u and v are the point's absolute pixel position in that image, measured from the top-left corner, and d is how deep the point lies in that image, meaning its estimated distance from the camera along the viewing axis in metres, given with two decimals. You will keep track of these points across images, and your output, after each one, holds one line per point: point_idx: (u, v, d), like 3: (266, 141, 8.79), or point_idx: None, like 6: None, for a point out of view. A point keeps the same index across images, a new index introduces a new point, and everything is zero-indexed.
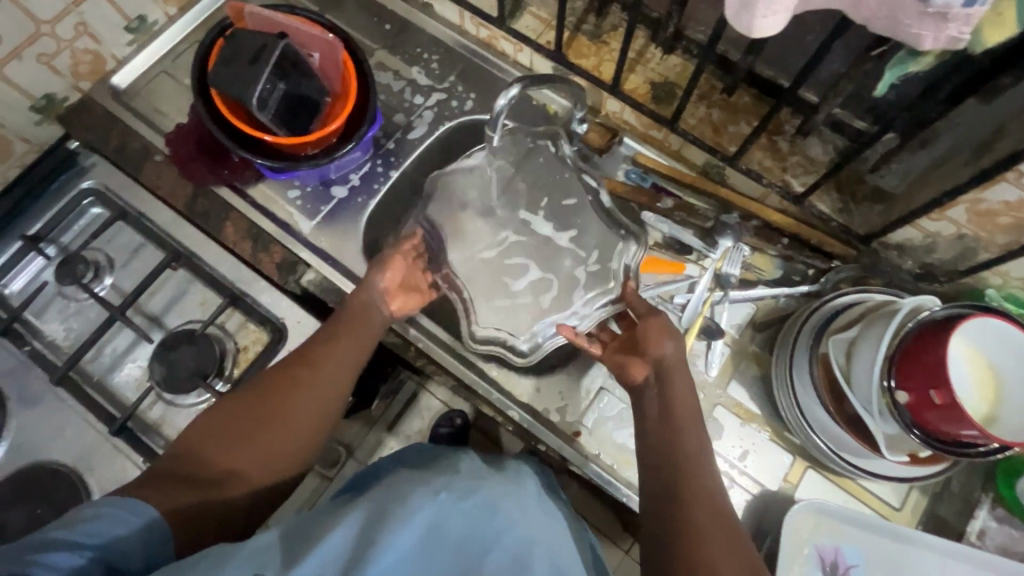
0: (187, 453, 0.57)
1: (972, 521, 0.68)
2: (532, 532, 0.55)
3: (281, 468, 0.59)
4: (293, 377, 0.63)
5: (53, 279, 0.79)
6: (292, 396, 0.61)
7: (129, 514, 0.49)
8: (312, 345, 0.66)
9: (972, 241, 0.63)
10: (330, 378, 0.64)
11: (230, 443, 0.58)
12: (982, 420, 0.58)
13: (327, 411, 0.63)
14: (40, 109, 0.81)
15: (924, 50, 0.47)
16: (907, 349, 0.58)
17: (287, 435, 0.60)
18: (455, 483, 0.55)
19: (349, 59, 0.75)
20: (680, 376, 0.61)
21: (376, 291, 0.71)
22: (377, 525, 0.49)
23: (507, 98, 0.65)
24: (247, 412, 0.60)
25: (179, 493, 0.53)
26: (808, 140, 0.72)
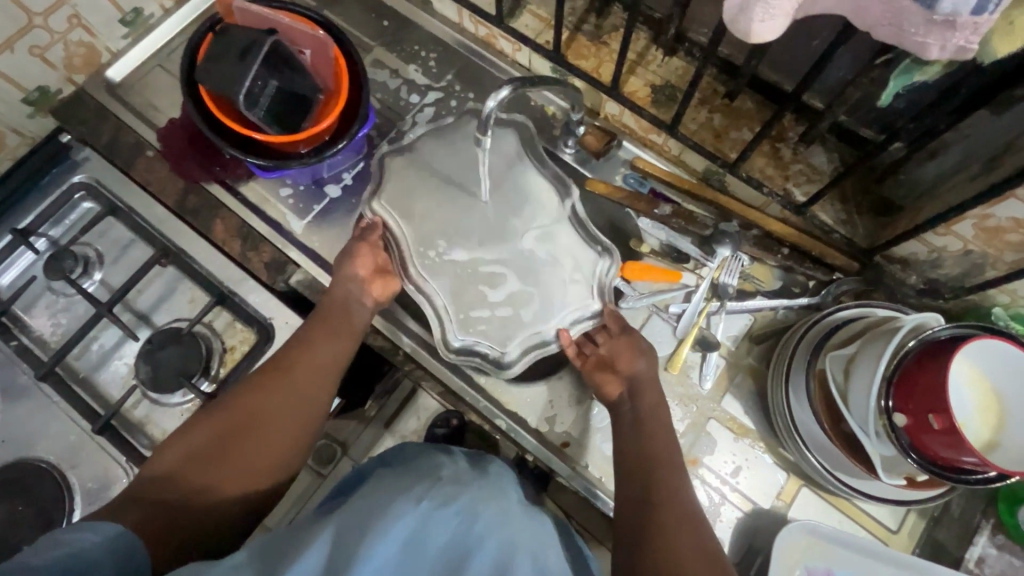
0: (162, 471, 0.57)
1: (971, 548, 0.66)
2: (513, 533, 0.53)
3: (261, 479, 0.60)
4: (269, 386, 0.63)
5: (41, 273, 0.79)
6: (268, 406, 0.62)
7: (91, 531, 0.47)
8: (288, 352, 0.66)
9: (979, 258, 0.60)
10: (305, 386, 0.64)
11: (207, 457, 0.58)
12: (983, 446, 0.56)
13: (300, 419, 0.63)
14: (32, 102, 0.80)
15: (931, 59, 0.45)
16: (906, 371, 0.55)
17: (263, 445, 0.61)
18: (438, 488, 0.54)
19: (342, 56, 0.74)
20: (651, 389, 0.65)
21: (350, 284, 0.70)
22: (352, 538, 0.48)
23: (497, 100, 0.60)
24: (222, 424, 0.61)
25: (154, 512, 0.54)
26: (812, 148, 0.70)
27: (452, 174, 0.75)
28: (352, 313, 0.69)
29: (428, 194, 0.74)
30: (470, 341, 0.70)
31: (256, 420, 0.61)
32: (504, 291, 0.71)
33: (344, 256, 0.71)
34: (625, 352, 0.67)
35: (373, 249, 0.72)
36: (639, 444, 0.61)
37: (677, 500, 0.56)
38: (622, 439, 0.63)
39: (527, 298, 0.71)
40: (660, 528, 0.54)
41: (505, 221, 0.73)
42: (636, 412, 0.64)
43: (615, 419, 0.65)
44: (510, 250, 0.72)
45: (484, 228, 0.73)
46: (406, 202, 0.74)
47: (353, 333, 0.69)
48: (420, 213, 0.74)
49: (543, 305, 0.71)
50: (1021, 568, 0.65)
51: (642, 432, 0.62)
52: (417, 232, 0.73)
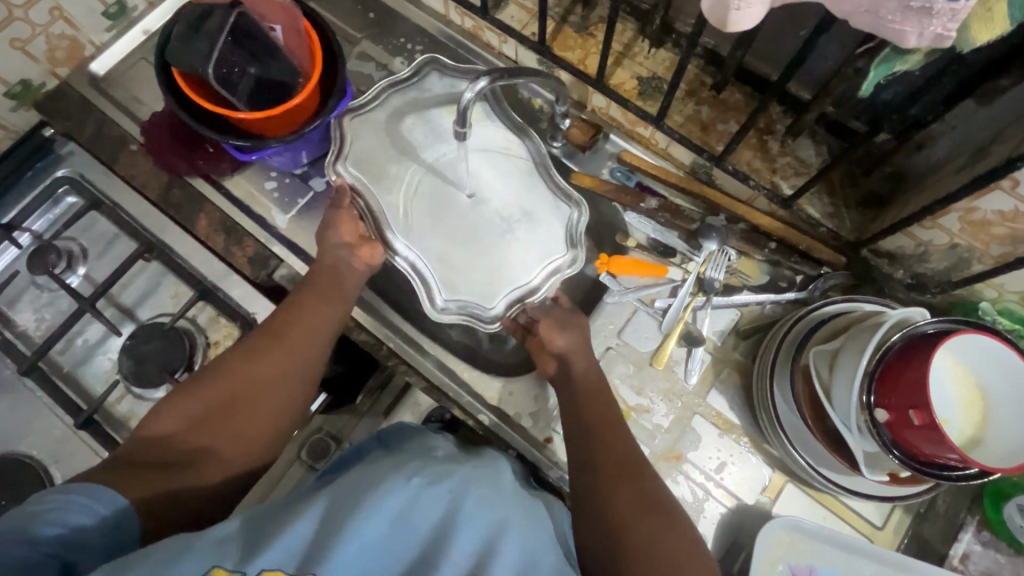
0: (153, 437, 0.56)
1: (956, 544, 0.66)
2: (503, 511, 0.51)
3: (254, 446, 0.60)
4: (261, 354, 0.63)
5: (25, 268, 0.78)
6: (261, 374, 0.62)
7: (94, 505, 0.49)
8: (279, 321, 0.66)
9: (966, 252, 0.59)
10: (298, 354, 0.64)
11: (199, 424, 0.58)
12: (966, 442, 0.55)
13: (294, 383, 0.63)
14: (14, 95, 0.79)
15: (912, 48, 0.44)
16: (889, 366, 0.55)
17: (256, 413, 0.60)
18: (430, 468, 0.53)
19: (312, 29, 0.72)
20: (581, 356, 0.66)
21: (340, 252, 0.69)
22: (338, 516, 0.47)
23: (473, 90, 0.58)
24: (214, 391, 0.60)
25: (148, 478, 0.53)
26: (799, 141, 0.69)
27: (416, 133, 0.74)
28: (345, 283, 0.69)
29: (395, 157, 0.73)
30: (457, 300, 0.69)
31: (248, 387, 0.61)
32: (478, 249, 0.71)
33: (332, 224, 0.70)
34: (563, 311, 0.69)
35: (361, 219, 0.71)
36: (604, 426, 0.61)
37: (638, 491, 0.56)
38: (572, 435, 0.62)
39: (504, 252, 0.70)
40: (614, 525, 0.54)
41: (476, 179, 0.72)
42: (568, 377, 0.65)
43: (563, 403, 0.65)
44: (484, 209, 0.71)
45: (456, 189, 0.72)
46: (376, 165, 0.73)
47: (344, 302, 0.68)
48: (392, 179, 0.73)
49: (520, 260, 0.70)
50: (1006, 565, 0.65)
51: (588, 421, 0.62)
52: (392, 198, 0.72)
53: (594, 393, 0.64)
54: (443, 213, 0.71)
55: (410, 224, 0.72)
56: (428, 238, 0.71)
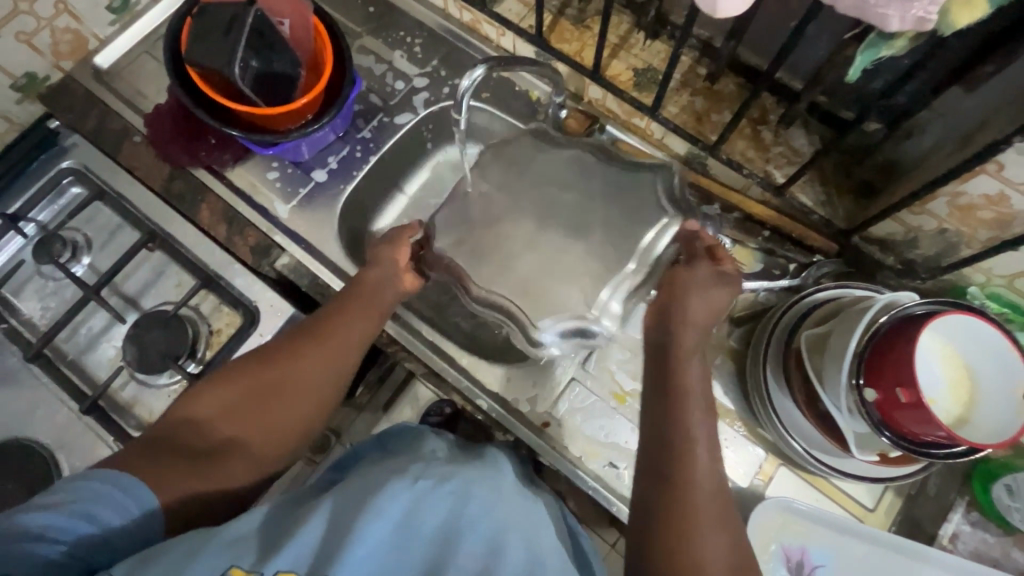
0: (186, 420, 0.57)
1: (946, 525, 0.68)
2: (504, 514, 0.51)
3: (277, 444, 0.60)
4: (295, 353, 0.62)
5: (30, 257, 0.80)
6: (296, 373, 0.61)
7: (128, 504, 0.49)
8: (318, 319, 0.64)
9: (954, 237, 0.60)
10: (335, 359, 0.62)
11: (233, 414, 0.58)
12: (953, 422, 0.56)
13: (331, 385, 0.62)
14: (21, 88, 0.85)
15: (897, 33, 0.46)
16: (878, 346, 0.56)
17: (289, 410, 0.60)
18: (433, 470, 0.53)
19: (321, 25, 0.75)
20: (689, 331, 0.57)
21: (387, 269, 0.68)
22: (347, 516, 0.48)
23: (471, 79, 0.67)
24: (249, 384, 0.60)
25: (177, 466, 0.54)
26: (792, 131, 0.70)
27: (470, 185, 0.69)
28: (386, 293, 0.67)
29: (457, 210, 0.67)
30: (560, 325, 0.63)
31: (282, 382, 0.60)
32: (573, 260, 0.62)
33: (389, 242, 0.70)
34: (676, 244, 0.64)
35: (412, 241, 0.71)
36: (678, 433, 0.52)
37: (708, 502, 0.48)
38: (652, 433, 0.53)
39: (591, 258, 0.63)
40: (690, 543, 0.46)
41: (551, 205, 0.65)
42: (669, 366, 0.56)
43: (655, 381, 0.56)
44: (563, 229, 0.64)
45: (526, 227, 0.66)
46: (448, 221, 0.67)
47: (382, 313, 0.67)
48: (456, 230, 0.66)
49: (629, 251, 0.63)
50: (994, 544, 0.67)
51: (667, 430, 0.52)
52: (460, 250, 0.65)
53: (691, 396, 0.54)
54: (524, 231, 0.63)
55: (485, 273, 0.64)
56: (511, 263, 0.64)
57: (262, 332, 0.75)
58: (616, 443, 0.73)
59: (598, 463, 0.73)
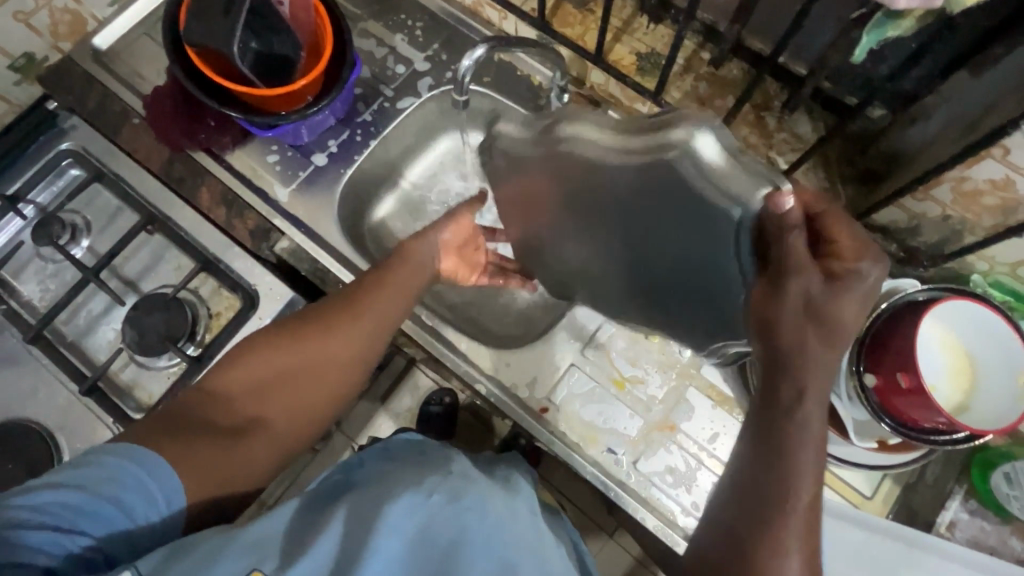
0: (213, 397, 0.56)
1: (944, 513, 0.68)
2: (516, 532, 0.49)
3: (304, 423, 0.59)
4: (327, 330, 0.61)
5: (29, 240, 0.79)
6: (328, 353, 0.60)
7: (160, 498, 0.48)
8: (349, 294, 0.63)
9: (958, 224, 0.60)
10: (368, 338, 0.62)
11: (261, 390, 0.57)
12: (953, 409, 0.56)
13: (360, 362, 0.62)
14: (19, 69, 0.85)
15: (903, 13, 0.46)
16: (879, 331, 0.56)
17: (317, 387, 0.59)
18: (449, 480, 0.50)
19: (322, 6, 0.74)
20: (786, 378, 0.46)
21: (428, 248, 0.69)
22: (359, 528, 0.44)
23: (472, 59, 0.67)
24: (280, 362, 0.58)
25: (209, 446, 0.52)
26: (796, 117, 0.70)
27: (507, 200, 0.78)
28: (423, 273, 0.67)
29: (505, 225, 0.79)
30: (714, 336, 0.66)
31: (313, 358, 0.59)
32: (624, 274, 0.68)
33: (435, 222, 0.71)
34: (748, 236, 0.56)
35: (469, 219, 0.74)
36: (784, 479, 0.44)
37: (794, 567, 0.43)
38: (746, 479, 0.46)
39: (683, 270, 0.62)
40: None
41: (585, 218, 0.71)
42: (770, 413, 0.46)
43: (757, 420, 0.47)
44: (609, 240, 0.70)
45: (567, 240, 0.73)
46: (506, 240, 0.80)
47: (415, 293, 0.66)
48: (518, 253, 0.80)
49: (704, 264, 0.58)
50: (992, 532, 0.67)
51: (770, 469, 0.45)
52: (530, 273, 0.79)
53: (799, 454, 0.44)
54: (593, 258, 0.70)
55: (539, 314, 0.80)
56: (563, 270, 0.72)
57: (261, 316, 0.75)
58: (615, 429, 0.73)
59: (596, 449, 0.72)
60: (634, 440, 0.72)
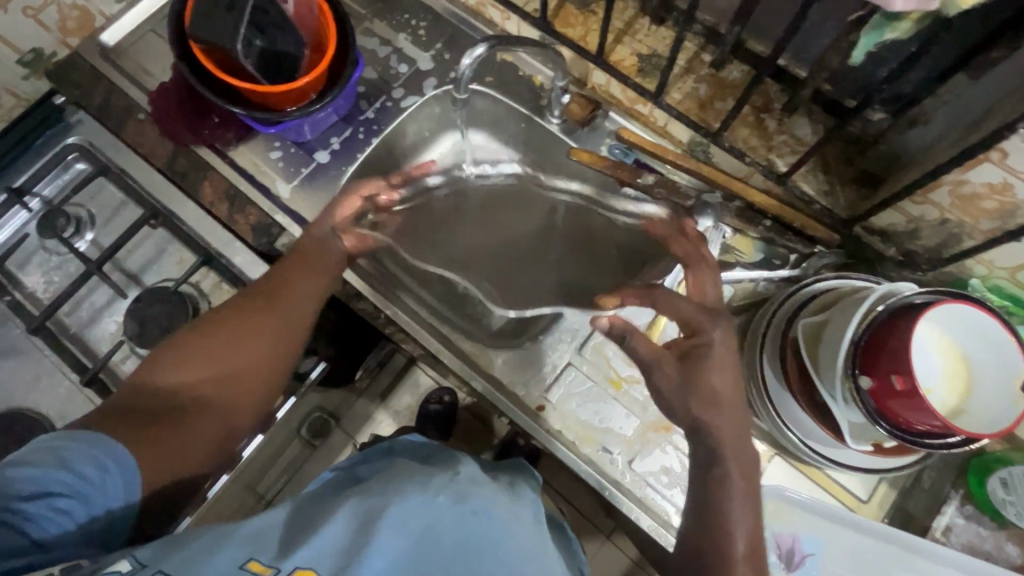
0: (149, 386, 0.58)
1: (939, 517, 0.67)
2: (517, 537, 0.48)
3: (242, 398, 0.61)
4: (250, 312, 0.64)
5: (35, 232, 0.80)
6: (252, 331, 0.63)
7: (102, 458, 0.50)
8: (265, 282, 0.66)
9: (956, 228, 0.60)
10: (288, 318, 0.65)
11: (189, 376, 0.59)
12: (948, 412, 0.56)
13: (283, 344, 0.64)
14: (27, 64, 0.86)
15: (901, 15, 0.46)
16: (875, 333, 0.56)
17: (241, 371, 0.61)
18: (460, 482, 0.48)
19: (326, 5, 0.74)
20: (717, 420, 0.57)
21: (326, 231, 0.70)
22: (362, 524, 0.43)
23: (472, 57, 0.68)
24: (209, 346, 0.61)
25: (150, 426, 0.55)
26: (796, 119, 0.69)
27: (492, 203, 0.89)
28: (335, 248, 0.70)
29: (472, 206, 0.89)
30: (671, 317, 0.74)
31: (233, 344, 0.62)
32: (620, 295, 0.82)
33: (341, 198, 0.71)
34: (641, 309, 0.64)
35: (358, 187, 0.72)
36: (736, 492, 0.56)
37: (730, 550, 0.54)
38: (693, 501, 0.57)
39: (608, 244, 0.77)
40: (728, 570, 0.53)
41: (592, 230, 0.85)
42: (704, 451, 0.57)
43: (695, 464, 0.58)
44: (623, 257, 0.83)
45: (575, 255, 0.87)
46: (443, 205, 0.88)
47: (330, 272, 0.69)
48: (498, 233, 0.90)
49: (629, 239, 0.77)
50: (988, 537, 0.66)
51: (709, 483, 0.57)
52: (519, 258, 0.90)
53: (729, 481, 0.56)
54: None
55: (515, 288, 0.88)
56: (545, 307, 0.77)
57: None
58: (610, 428, 0.73)
59: (592, 447, 0.72)
60: (629, 440, 0.72)
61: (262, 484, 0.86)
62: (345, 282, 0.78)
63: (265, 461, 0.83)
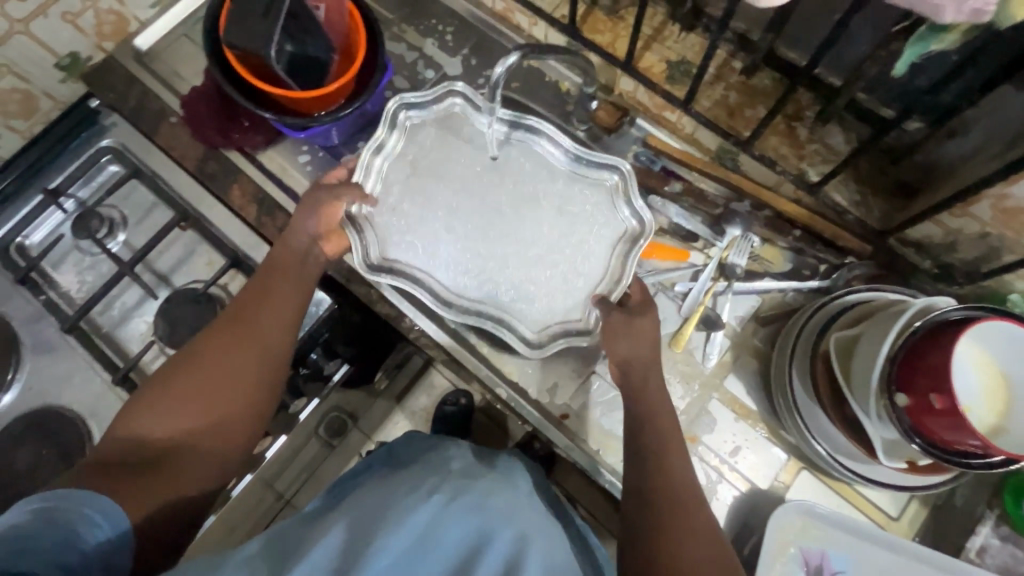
0: (131, 438, 0.54)
1: (973, 538, 0.65)
2: (523, 524, 0.48)
3: (233, 431, 0.57)
4: (233, 341, 0.60)
5: (69, 232, 0.81)
6: (233, 359, 0.59)
7: (103, 514, 0.47)
8: (241, 305, 0.63)
9: (997, 242, 0.59)
10: (268, 337, 0.61)
11: (177, 412, 0.55)
12: (988, 431, 0.54)
13: (268, 365, 0.61)
14: (65, 67, 0.88)
15: (948, 27, 0.45)
16: (911, 349, 0.55)
17: (228, 399, 0.57)
18: (448, 483, 0.49)
19: (356, 9, 0.74)
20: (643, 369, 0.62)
21: (302, 237, 0.67)
22: (367, 527, 0.43)
23: (504, 66, 0.67)
24: (190, 384, 0.57)
25: (139, 478, 0.51)
26: (828, 128, 0.68)
27: (445, 167, 0.76)
28: (311, 259, 0.67)
29: (421, 171, 0.75)
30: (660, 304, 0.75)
31: (217, 373, 0.58)
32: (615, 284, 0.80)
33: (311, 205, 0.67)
34: (613, 329, 0.63)
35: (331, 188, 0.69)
36: (675, 492, 0.56)
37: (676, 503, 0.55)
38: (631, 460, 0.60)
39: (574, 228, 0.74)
40: (670, 567, 0.51)
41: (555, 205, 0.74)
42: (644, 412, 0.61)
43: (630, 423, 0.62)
44: (584, 234, 0.73)
45: (540, 232, 0.74)
46: (395, 177, 0.75)
47: (309, 283, 0.66)
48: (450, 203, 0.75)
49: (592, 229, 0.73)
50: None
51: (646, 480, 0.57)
52: (469, 227, 0.75)
53: (668, 441, 0.59)
54: (516, 235, 0.74)
55: (461, 271, 0.74)
56: (556, 337, 0.71)
57: None
58: None
59: (615, 456, 0.73)
60: None
61: (280, 484, 0.88)
62: (370, 286, 0.78)
63: (282, 462, 0.84)
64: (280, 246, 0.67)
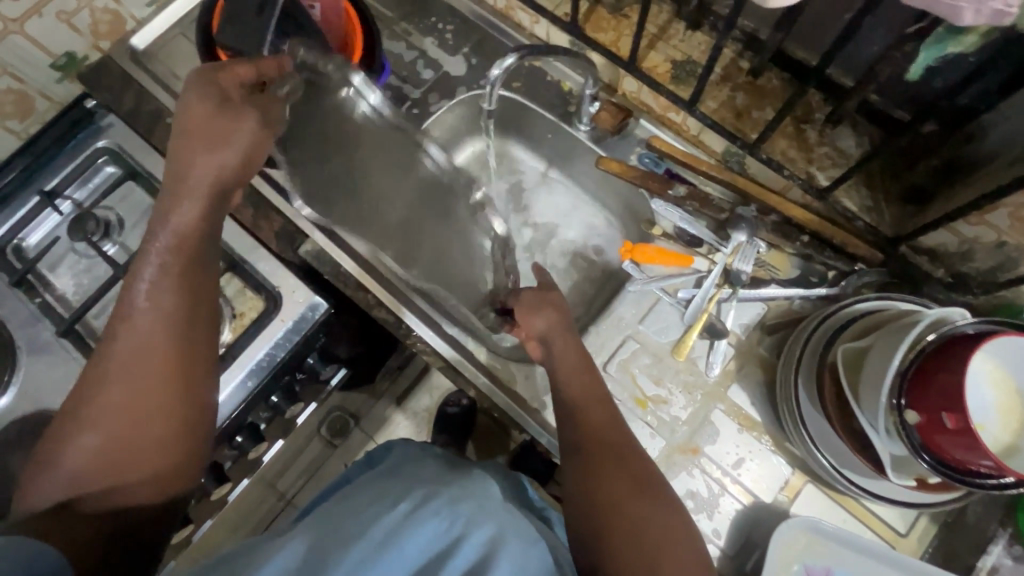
0: (54, 470, 0.49)
1: (985, 557, 0.64)
2: (499, 523, 0.44)
3: (172, 448, 0.53)
4: (142, 345, 0.53)
5: (65, 235, 0.80)
6: (147, 379, 0.52)
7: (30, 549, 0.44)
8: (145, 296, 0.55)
9: (1014, 251, 0.56)
10: (178, 332, 0.54)
11: (97, 437, 0.50)
12: (1001, 450, 0.52)
13: (186, 364, 0.54)
14: (61, 67, 0.87)
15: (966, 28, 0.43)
16: (924, 365, 0.52)
17: (148, 412, 0.52)
18: (416, 491, 0.47)
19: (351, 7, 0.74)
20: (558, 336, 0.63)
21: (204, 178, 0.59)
22: (331, 542, 0.42)
23: (501, 69, 0.64)
24: (104, 410, 0.51)
25: (75, 524, 0.48)
26: (838, 130, 0.66)
27: None
28: (213, 228, 0.59)
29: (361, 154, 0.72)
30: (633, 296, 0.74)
31: (130, 387, 0.51)
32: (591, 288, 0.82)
33: (204, 146, 0.59)
34: (528, 308, 0.65)
35: (218, 107, 0.60)
36: (623, 462, 0.55)
37: (626, 470, 0.54)
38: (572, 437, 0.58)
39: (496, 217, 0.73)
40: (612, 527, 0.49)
41: None
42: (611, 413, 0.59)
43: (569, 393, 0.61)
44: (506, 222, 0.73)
45: None
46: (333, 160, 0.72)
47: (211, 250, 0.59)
48: None
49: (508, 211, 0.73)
50: None
51: (593, 503, 0.52)
52: None
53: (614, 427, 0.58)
54: None
55: None
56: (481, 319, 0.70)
57: (284, 316, 0.69)
58: None
59: None
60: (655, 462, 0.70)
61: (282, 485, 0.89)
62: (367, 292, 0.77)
63: (283, 463, 0.83)
64: (174, 223, 0.58)
